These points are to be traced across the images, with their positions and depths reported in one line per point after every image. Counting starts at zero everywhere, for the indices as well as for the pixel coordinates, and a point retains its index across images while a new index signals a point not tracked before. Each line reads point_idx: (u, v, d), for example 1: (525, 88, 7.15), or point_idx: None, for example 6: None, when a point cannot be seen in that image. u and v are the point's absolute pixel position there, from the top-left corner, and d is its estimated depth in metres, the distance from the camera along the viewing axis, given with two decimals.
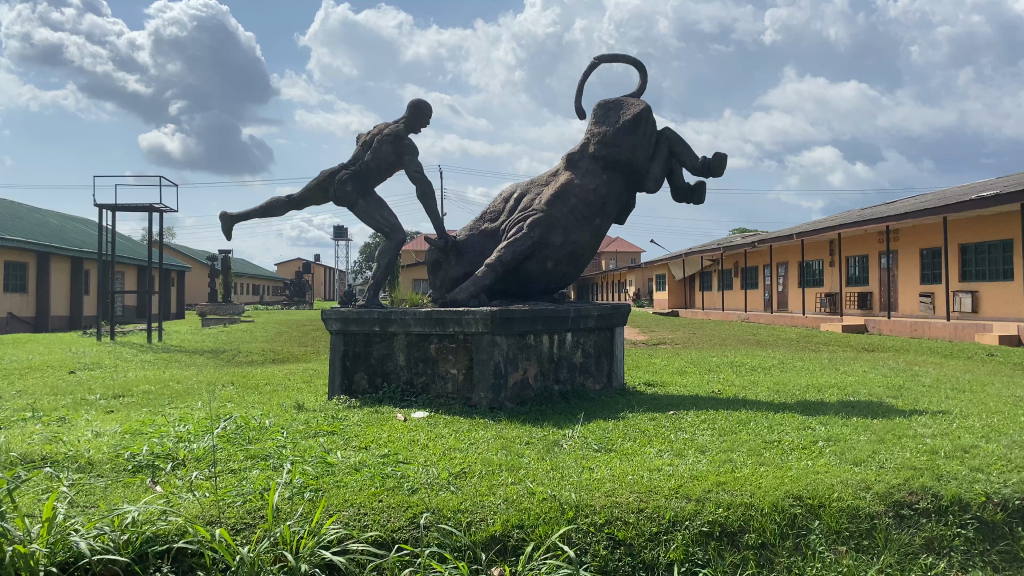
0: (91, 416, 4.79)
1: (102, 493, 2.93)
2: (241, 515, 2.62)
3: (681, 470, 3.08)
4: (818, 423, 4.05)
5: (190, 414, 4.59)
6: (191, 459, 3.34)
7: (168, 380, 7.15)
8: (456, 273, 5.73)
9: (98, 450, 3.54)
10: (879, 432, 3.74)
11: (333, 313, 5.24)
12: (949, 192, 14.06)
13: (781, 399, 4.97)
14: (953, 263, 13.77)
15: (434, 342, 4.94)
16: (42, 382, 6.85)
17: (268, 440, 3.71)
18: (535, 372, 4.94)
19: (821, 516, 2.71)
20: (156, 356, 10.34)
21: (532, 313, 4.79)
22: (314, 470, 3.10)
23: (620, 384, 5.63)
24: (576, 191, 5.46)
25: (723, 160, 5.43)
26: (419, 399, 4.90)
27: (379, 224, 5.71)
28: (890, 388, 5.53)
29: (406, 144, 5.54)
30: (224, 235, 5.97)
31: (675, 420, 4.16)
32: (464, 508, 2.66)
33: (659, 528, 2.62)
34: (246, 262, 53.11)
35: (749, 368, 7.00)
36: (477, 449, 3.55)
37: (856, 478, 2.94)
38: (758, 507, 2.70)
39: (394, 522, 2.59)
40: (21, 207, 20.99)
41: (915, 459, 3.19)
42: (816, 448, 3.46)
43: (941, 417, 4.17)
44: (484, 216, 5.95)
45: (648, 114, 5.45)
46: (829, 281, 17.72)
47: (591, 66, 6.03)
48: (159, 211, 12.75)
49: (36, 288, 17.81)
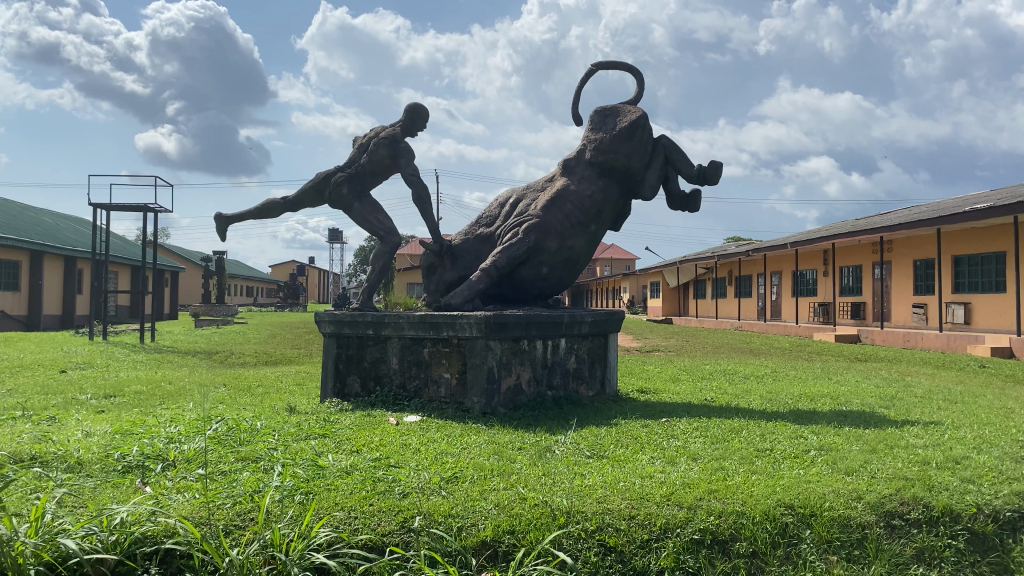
0: (81, 416, 4.77)
1: (91, 493, 2.91)
2: (231, 516, 2.61)
3: (672, 477, 3.09)
4: (811, 432, 4.05)
5: (182, 415, 4.58)
6: (181, 460, 3.34)
7: (160, 381, 7.13)
8: (450, 277, 5.73)
9: (88, 450, 3.52)
10: (872, 442, 3.75)
11: (327, 315, 5.24)
12: (943, 204, 14.13)
13: (773, 408, 4.97)
14: (946, 274, 13.83)
15: (427, 346, 4.93)
16: (32, 381, 6.83)
17: (259, 442, 3.71)
18: (529, 378, 4.93)
19: (813, 525, 2.71)
20: (149, 357, 10.31)
21: (526, 318, 4.78)
22: (305, 473, 3.09)
23: (613, 391, 5.61)
24: (571, 196, 5.46)
25: (719, 168, 5.44)
26: (412, 403, 4.89)
27: (375, 228, 5.68)
28: (884, 398, 5.54)
29: (402, 147, 5.52)
30: (219, 236, 5.98)
31: (668, 427, 4.16)
32: (455, 513, 2.66)
33: (650, 535, 2.62)
34: (240, 262, 53.17)
35: (742, 376, 7.00)
36: (468, 453, 3.54)
37: (848, 487, 2.94)
38: (749, 516, 2.70)
39: (384, 527, 2.57)
40: (16, 205, 20.98)
41: (907, 470, 3.19)
42: (808, 457, 3.46)
43: (933, 428, 4.19)
44: (479, 221, 5.93)
45: (645, 121, 5.44)
46: (824, 290, 17.78)
47: (589, 74, 6.03)
48: (155, 211, 12.78)
49: (29, 286, 17.76)
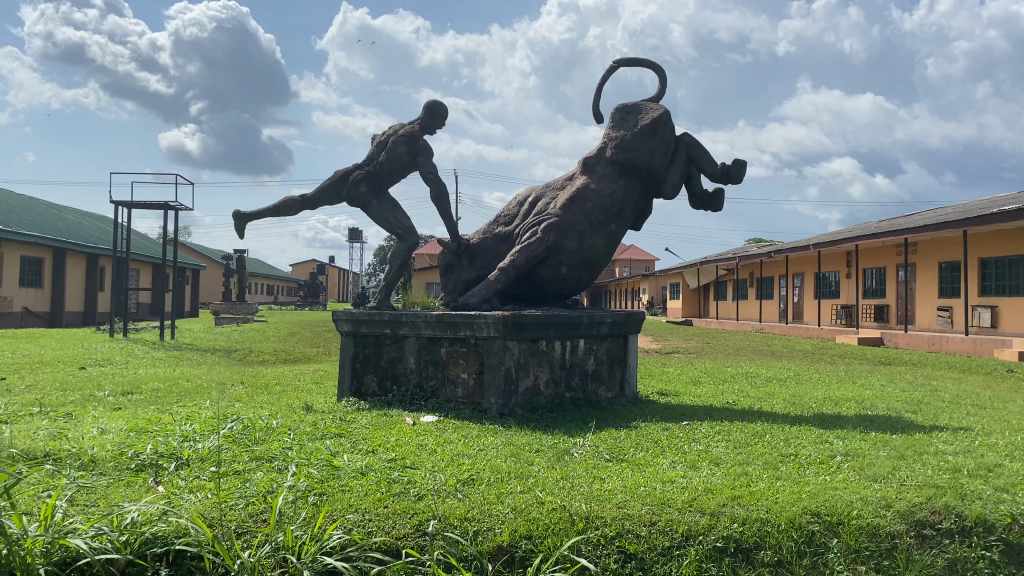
0: (98, 412, 4.75)
1: (103, 491, 2.87)
2: (243, 518, 2.56)
3: (695, 483, 3.00)
4: (836, 437, 3.95)
5: (198, 414, 4.55)
6: (194, 459, 3.29)
7: (178, 378, 7.13)
8: (469, 276, 5.68)
9: (102, 447, 3.49)
10: (900, 448, 3.64)
11: (344, 314, 5.22)
12: (969, 206, 13.91)
13: (798, 412, 4.85)
14: (973, 277, 13.61)
15: (445, 346, 4.87)
16: (52, 377, 6.85)
17: (274, 441, 3.67)
18: (547, 379, 4.85)
19: (840, 534, 2.62)
20: (168, 354, 10.34)
21: (544, 319, 4.71)
22: (319, 473, 3.04)
23: (633, 393, 5.52)
24: (592, 195, 5.39)
25: (742, 167, 5.34)
26: (429, 403, 4.84)
27: (392, 226, 5.63)
28: (910, 402, 5.43)
29: (421, 145, 5.46)
30: (237, 234, 5.95)
31: (690, 431, 4.07)
32: (471, 516, 2.59)
33: (672, 542, 2.54)
34: (261, 262, 53.59)
35: (766, 379, 6.89)
36: (486, 455, 3.47)
37: (877, 495, 2.85)
38: (774, 523, 2.62)
39: (398, 530, 2.52)
40: (40, 203, 21.24)
41: (938, 478, 3.09)
42: (834, 463, 3.37)
43: (962, 433, 4.08)
44: (498, 219, 5.86)
45: (667, 118, 5.33)
46: (846, 293, 17.58)
47: (611, 71, 5.95)
48: (176, 208, 12.89)
49: (52, 283, 17.93)
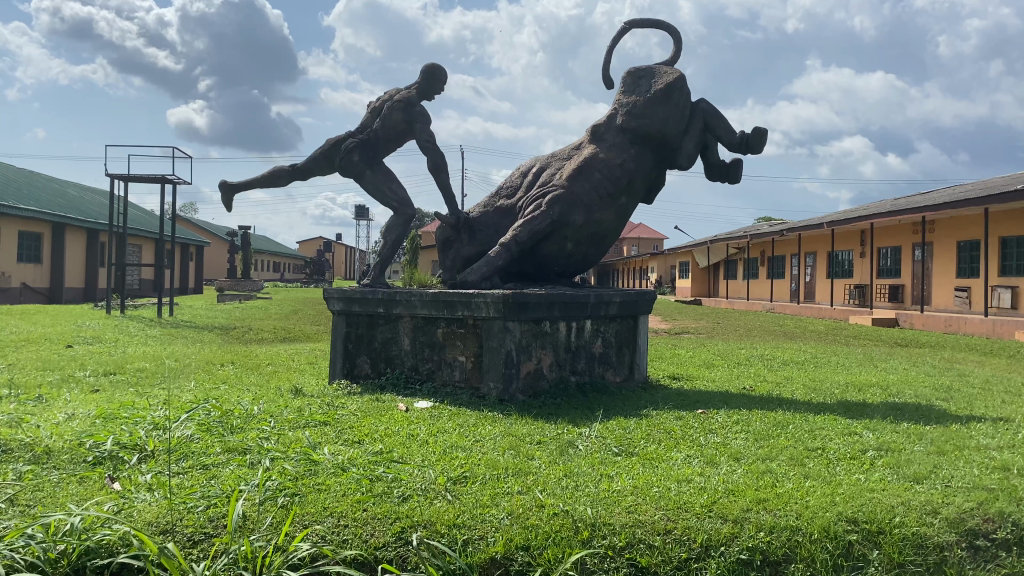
0: (72, 395, 4.47)
1: (52, 489, 2.56)
2: (201, 523, 2.24)
3: (714, 483, 2.68)
4: (865, 428, 3.62)
5: (175, 397, 4.24)
6: (160, 452, 2.98)
7: (167, 357, 6.85)
8: (469, 252, 5.35)
9: (61, 436, 3.18)
10: (937, 441, 3.31)
11: (335, 292, 4.89)
12: (991, 182, 13.50)
13: (819, 399, 4.52)
14: (993, 257, 13.20)
15: (441, 326, 4.55)
16: (34, 356, 6.57)
17: (251, 431, 3.35)
18: (550, 362, 4.53)
19: (881, 544, 2.30)
20: (162, 332, 10.05)
21: (548, 298, 4.37)
22: (294, 469, 2.73)
23: (643, 377, 5.20)
24: (600, 165, 5.02)
25: (763, 135, 4.98)
26: (424, 387, 4.53)
27: (388, 198, 5.32)
28: (938, 388, 5.09)
29: (418, 110, 5.09)
30: (224, 206, 5.62)
31: (704, 420, 3.75)
32: (461, 522, 2.28)
33: (689, 553, 2.22)
34: (267, 239, 53.29)
35: (781, 362, 6.56)
36: (482, 448, 3.15)
37: (920, 499, 2.52)
38: (807, 532, 2.30)
39: (377, 538, 2.20)
40: (39, 177, 20.91)
41: (987, 479, 2.75)
42: (866, 459, 3.04)
43: (1004, 424, 3.74)
44: (501, 191, 5.51)
45: (682, 83, 4.97)
46: (860, 272, 17.19)
47: (622, 32, 5.56)
48: (173, 182, 12.55)
49: (52, 257, 17.65)
